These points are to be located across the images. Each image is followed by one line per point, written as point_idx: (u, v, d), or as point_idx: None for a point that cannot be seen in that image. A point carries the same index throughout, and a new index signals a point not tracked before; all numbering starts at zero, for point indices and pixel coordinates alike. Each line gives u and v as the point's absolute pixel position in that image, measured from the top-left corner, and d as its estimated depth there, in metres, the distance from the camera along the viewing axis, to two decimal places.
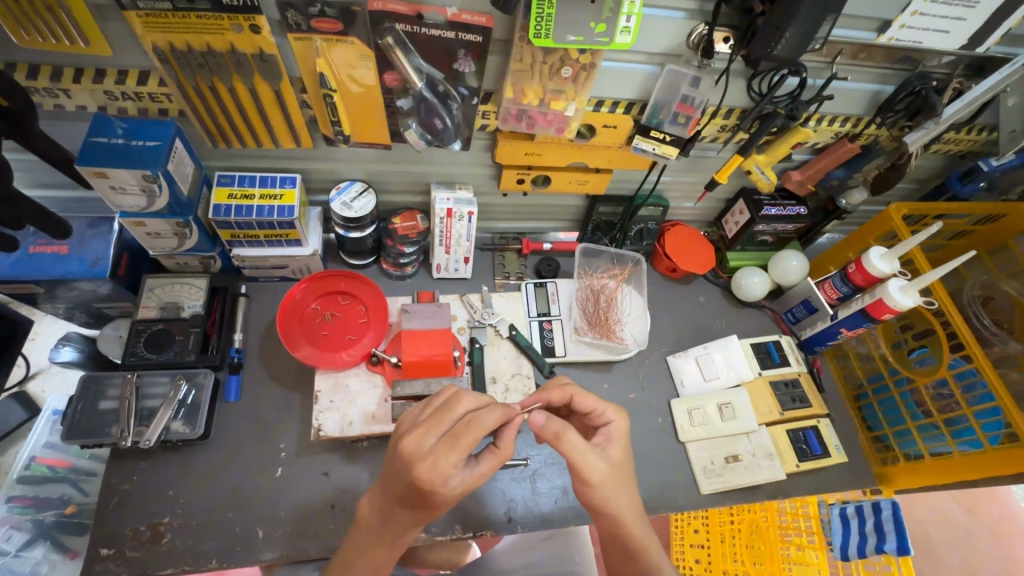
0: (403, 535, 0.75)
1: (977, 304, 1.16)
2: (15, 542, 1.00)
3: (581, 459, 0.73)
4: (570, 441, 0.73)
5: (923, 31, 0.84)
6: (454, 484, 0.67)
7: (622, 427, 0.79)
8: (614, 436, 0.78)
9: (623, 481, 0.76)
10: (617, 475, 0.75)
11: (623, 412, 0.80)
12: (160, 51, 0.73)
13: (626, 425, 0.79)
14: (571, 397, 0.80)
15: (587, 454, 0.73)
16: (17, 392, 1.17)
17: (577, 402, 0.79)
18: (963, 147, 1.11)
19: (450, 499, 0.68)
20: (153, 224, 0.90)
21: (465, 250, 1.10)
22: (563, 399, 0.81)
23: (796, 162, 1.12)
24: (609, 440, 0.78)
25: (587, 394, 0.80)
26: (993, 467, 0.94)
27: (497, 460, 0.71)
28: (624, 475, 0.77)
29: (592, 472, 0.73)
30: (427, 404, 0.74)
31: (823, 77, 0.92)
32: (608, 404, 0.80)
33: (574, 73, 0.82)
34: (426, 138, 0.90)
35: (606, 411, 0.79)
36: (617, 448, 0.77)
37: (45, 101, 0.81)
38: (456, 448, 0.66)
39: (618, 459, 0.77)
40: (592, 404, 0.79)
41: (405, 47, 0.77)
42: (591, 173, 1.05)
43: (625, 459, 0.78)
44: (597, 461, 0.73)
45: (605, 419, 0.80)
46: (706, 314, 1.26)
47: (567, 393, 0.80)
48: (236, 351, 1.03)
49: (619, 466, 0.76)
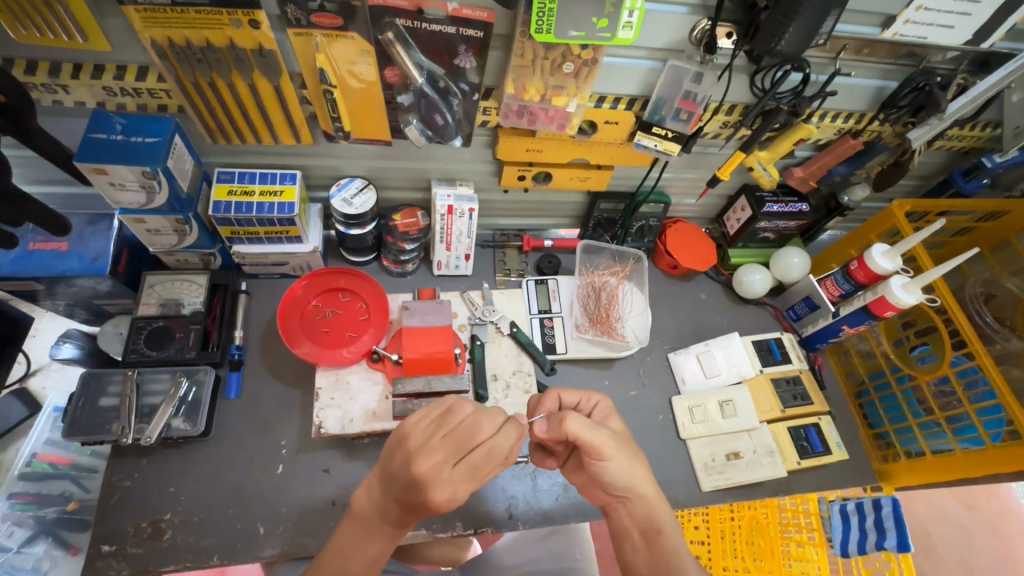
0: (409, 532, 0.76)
1: (979, 301, 1.15)
2: (15, 539, 0.99)
3: (584, 436, 0.75)
4: (572, 423, 0.75)
5: (927, 26, 0.83)
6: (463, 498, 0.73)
7: (608, 405, 0.84)
8: (607, 412, 0.84)
9: (632, 458, 0.78)
10: (624, 448, 0.78)
11: (607, 394, 0.86)
12: (159, 46, 0.73)
13: (613, 405, 0.85)
14: (559, 399, 0.85)
15: (591, 430, 0.76)
16: (18, 389, 1.17)
17: (565, 398, 0.85)
18: (965, 144, 1.11)
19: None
20: (153, 221, 0.90)
21: (466, 246, 1.10)
22: (553, 404, 0.85)
23: (798, 158, 1.12)
24: (604, 419, 0.83)
25: (571, 390, 0.86)
26: (994, 464, 0.94)
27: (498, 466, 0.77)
28: (630, 452, 0.79)
29: (601, 444, 0.76)
30: (439, 420, 0.72)
31: (826, 73, 0.91)
32: (591, 390, 0.86)
33: (575, 69, 0.82)
34: (427, 134, 0.90)
35: (592, 396, 0.85)
36: (613, 424, 0.82)
37: (43, 97, 0.80)
38: (474, 479, 0.70)
39: (619, 434, 0.80)
40: (579, 397, 0.85)
41: (406, 42, 0.77)
42: (593, 169, 1.04)
43: (626, 437, 0.81)
44: (604, 436, 0.76)
45: (592, 404, 0.85)
46: (707, 311, 1.26)
47: (555, 398, 0.85)
48: (237, 348, 1.03)
49: (622, 442, 0.79)
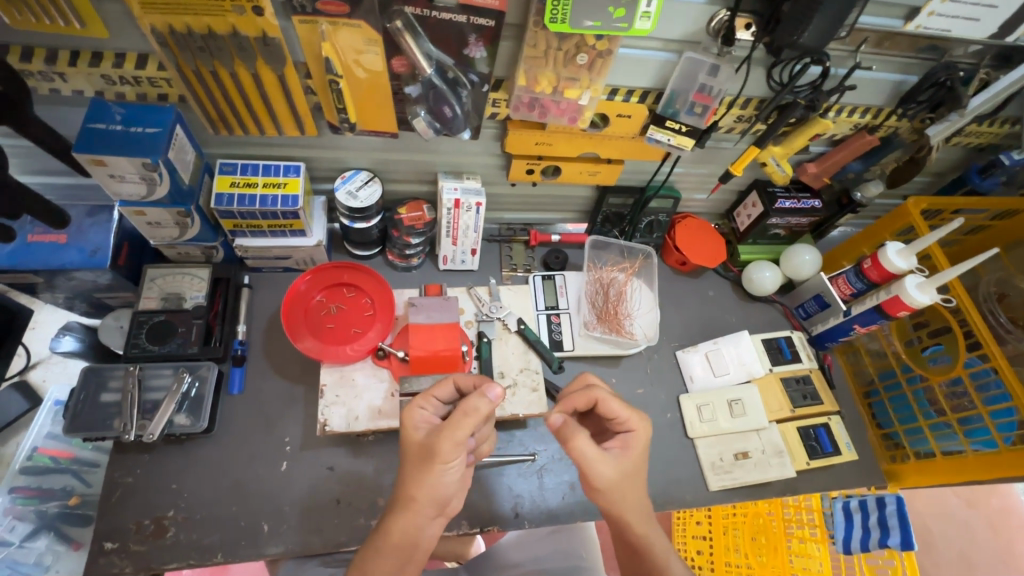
0: (394, 520, 0.69)
1: (993, 301, 1.13)
2: (18, 533, 0.99)
3: (590, 467, 0.73)
4: (581, 448, 0.72)
5: (951, 19, 0.80)
6: (420, 428, 0.72)
7: (642, 438, 0.76)
8: (632, 445, 0.75)
9: (637, 486, 0.74)
10: (630, 483, 0.74)
11: (648, 422, 0.76)
12: (159, 33, 0.70)
13: (647, 438, 0.76)
14: (594, 402, 0.76)
15: (599, 463, 0.72)
16: (18, 382, 1.15)
17: (600, 406, 0.76)
18: (983, 140, 1.08)
19: (418, 452, 0.70)
20: (154, 214, 0.88)
21: (472, 241, 1.08)
22: (587, 403, 0.77)
23: (812, 154, 1.09)
24: (626, 447, 0.75)
25: (614, 399, 0.75)
26: (1005, 468, 0.92)
27: (470, 423, 0.67)
28: (638, 482, 0.75)
29: (602, 481, 0.72)
30: None
31: (845, 66, 0.88)
32: (632, 412, 0.76)
33: (589, 61, 0.79)
34: (435, 127, 0.88)
35: (628, 420, 0.75)
36: (632, 457, 0.74)
37: (39, 85, 0.78)
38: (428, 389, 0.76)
39: (631, 465, 0.74)
40: (616, 410, 0.75)
41: (414, 31, 0.74)
42: (603, 164, 1.02)
43: (639, 470, 0.75)
44: (609, 472, 0.72)
45: (626, 427, 0.76)
46: (716, 308, 1.24)
47: (590, 398, 0.76)
48: (239, 344, 1.01)
49: (631, 474, 0.74)
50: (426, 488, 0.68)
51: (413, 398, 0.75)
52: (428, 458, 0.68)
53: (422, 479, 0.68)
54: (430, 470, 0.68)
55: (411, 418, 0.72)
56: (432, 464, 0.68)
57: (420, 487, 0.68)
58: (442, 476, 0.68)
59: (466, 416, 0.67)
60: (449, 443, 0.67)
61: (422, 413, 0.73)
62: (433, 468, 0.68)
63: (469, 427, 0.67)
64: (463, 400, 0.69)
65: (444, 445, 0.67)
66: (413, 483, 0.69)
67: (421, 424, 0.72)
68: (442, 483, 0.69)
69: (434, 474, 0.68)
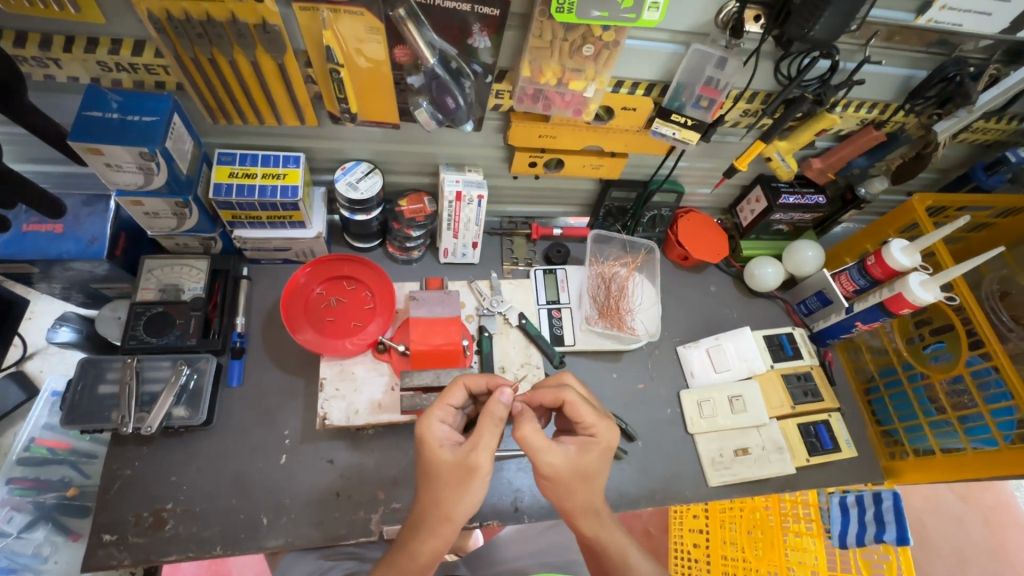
0: (428, 538, 0.68)
1: (996, 299, 1.11)
2: (15, 524, 0.98)
3: (536, 455, 0.70)
4: (525, 436, 0.70)
5: (964, 13, 0.79)
6: (443, 445, 0.70)
7: (603, 444, 0.72)
8: (590, 446, 0.72)
9: (588, 487, 0.71)
10: (580, 482, 0.71)
11: (613, 427, 0.73)
12: (156, 19, 0.69)
13: (610, 443, 0.73)
14: (563, 403, 0.76)
15: (545, 452, 0.70)
16: (15, 372, 1.16)
17: (566, 408, 0.76)
18: (989, 137, 1.08)
19: (449, 471, 0.68)
20: (151, 204, 0.86)
21: (473, 235, 1.07)
22: (555, 402, 0.78)
23: (818, 149, 1.08)
24: (585, 448, 0.72)
25: (583, 404, 0.75)
26: (1006, 467, 0.92)
27: (501, 429, 0.68)
28: (589, 484, 0.71)
29: (546, 469, 0.70)
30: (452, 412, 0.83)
31: (854, 60, 0.87)
32: (599, 418, 0.74)
33: (595, 52, 0.78)
34: (437, 118, 0.85)
35: (592, 424, 0.73)
36: (589, 458, 0.71)
37: (34, 71, 0.77)
38: (439, 403, 0.74)
39: (587, 464, 0.71)
40: (582, 413, 0.74)
41: (417, 19, 0.72)
42: (606, 157, 1.01)
43: (595, 474, 0.71)
44: (556, 461, 0.70)
45: (590, 432, 0.74)
46: (718, 304, 1.23)
47: (559, 398, 0.77)
48: (238, 336, 1.01)
49: (585, 473, 0.71)
50: (464, 505, 0.68)
51: (430, 412, 0.73)
52: (465, 475, 0.67)
53: (457, 497, 0.67)
54: (470, 485, 0.67)
55: (433, 434, 0.70)
56: (470, 479, 0.67)
57: (457, 505, 0.67)
58: (477, 491, 0.68)
59: (491, 421, 0.68)
60: (487, 454, 0.67)
61: (443, 428, 0.71)
62: (473, 483, 0.67)
63: (498, 433, 0.68)
64: (486, 407, 0.69)
65: (482, 456, 0.67)
66: (448, 502, 0.67)
67: (444, 439, 0.71)
68: (476, 498, 0.68)
69: (470, 490, 0.67)
